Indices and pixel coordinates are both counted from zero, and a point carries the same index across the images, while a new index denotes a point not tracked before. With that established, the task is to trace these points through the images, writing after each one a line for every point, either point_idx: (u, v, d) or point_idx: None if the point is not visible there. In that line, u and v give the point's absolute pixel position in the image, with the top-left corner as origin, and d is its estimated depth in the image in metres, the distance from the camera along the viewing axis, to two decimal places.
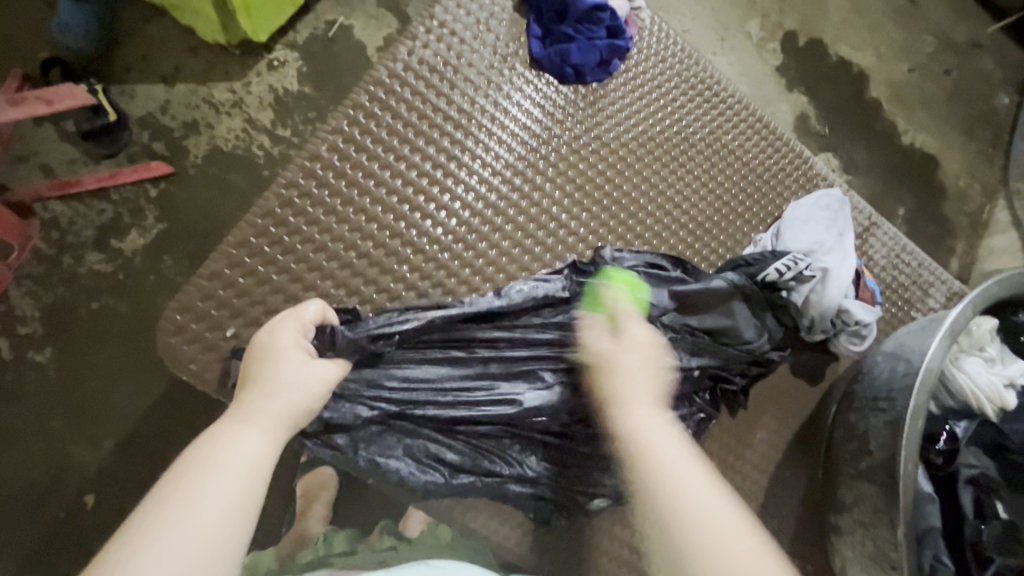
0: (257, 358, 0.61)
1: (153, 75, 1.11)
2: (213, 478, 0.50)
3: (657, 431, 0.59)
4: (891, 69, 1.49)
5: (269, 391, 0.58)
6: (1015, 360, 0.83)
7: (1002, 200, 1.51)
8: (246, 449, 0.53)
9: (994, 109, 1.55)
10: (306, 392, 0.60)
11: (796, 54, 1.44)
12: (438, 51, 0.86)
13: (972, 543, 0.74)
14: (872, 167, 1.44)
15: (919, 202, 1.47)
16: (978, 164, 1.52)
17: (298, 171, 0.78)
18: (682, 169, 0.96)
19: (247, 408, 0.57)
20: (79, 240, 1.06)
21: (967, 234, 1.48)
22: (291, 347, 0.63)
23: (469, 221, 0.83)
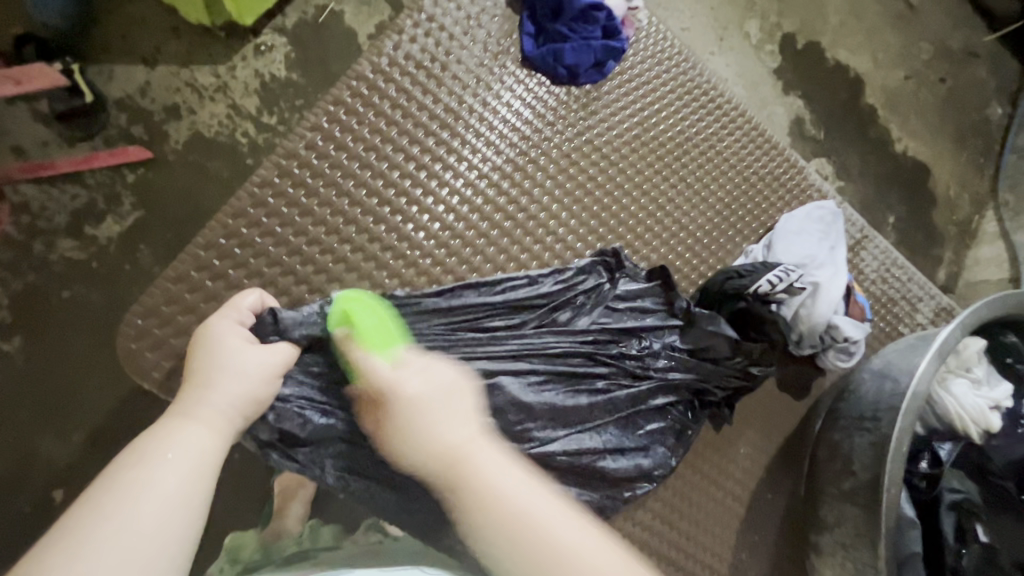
0: (198, 351, 0.60)
1: (132, 55, 1.06)
2: (161, 470, 0.49)
3: (490, 456, 0.55)
4: (887, 75, 1.48)
5: (217, 383, 0.58)
6: (1001, 381, 0.82)
7: (991, 211, 1.51)
8: (193, 443, 0.53)
9: (987, 119, 1.54)
10: (255, 381, 0.61)
11: (795, 57, 1.42)
12: (426, 46, 0.82)
13: (953, 569, 0.73)
14: (865, 175, 1.43)
15: (909, 210, 1.46)
16: (969, 174, 1.51)
17: (274, 169, 0.75)
18: (674, 176, 0.94)
19: (191, 401, 0.56)
20: (50, 225, 1.02)
21: (954, 244, 1.48)
22: (237, 339, 0.62)
23: (452, 226, 0.80)
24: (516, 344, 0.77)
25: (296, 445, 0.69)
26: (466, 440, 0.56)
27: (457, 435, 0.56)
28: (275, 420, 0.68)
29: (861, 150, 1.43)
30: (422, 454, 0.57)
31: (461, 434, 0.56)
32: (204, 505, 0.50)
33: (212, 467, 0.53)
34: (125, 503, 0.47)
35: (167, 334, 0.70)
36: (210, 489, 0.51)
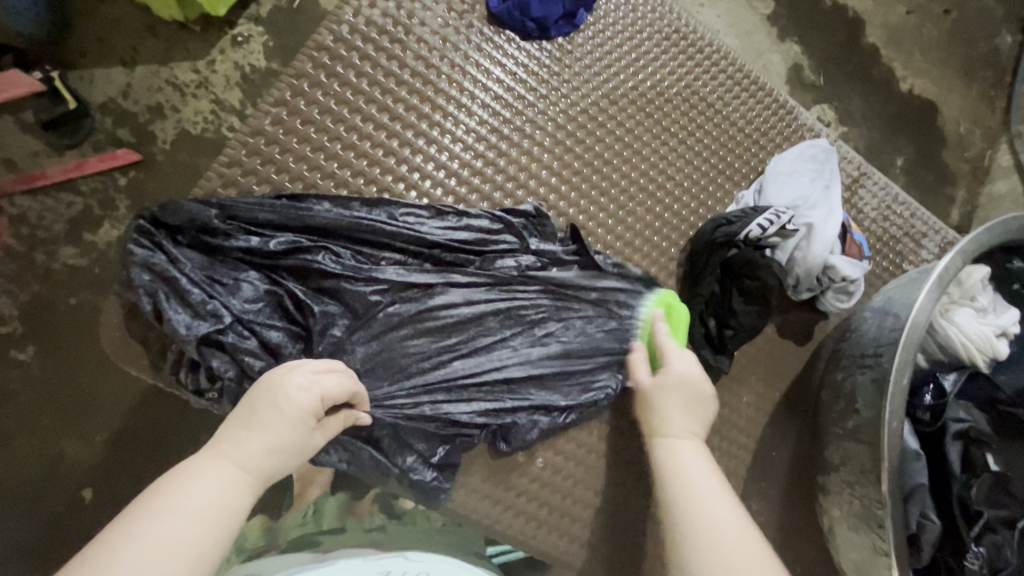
0: (251, 395, 0.58)
1: (110, 57, 1.05)
2: (162, 519, 0.48)
3: (691, 454, 0.68)
4: (888, 11, 1.41)
5: (277, 422, 0.56)
6: (1008, 308, 0.80)
7: (1004, 144, 1.45)
8: (200, 478, 0.52)
9: (996, 49, 1.47)
10: (316, 411, 0.59)
11: (789, 0, 1.36)
12: (387, 10, 0.80)
13: (960, 497, 0.71)
14: (869, 119, 1.39)
15: (917, 151, 1.41)
16: (980, 108, 1.45)
17: (243, 149, 0.74)
18: (657, 126, 0.91)
19: (229, 442, 0.55)
20: (49, 234, 1.02)
21: (967, 182, 1.43)
22: (296, 376, 0.60)
23: (429, 192, 0.79)
24: (444, 277, 0.76)
25: (216, 376, 0.67)
26: (673, 429, 0.70)
27: (675, 427, 0.70)
28: (187, 333, 0.66)
29: (862, 92, 1.39)
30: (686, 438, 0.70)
31: (669, 423, 0.71)
32: (222, 540, 0.50)
33: (215, 517, 0.50)
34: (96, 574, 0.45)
35: (132, 305, 0.69)
36: (227, 534, 0.50)
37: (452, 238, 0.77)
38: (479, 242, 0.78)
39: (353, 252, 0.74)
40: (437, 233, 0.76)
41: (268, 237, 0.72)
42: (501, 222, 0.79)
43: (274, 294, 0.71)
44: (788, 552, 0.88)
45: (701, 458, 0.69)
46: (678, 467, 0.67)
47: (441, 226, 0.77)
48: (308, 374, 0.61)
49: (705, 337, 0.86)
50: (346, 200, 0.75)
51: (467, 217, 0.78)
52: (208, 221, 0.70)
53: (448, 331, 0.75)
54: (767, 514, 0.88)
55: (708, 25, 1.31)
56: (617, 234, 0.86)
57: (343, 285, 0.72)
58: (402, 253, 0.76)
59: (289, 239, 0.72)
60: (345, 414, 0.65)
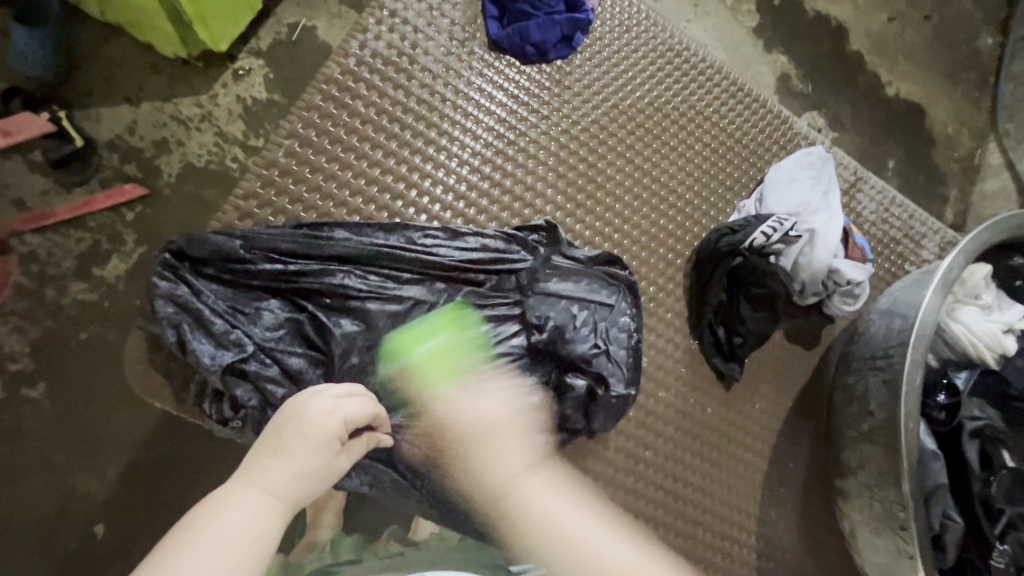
0: (274, 423, 0.59)
1: (117, 96, 1.08)
2: (194, 550, 0.49)
3: (536, 489, 0.70)
4: (870, 20, 1.45)
5: (304, 447, 0.57)
6: (1012, 304, 0.82)
7: (992, 143, 1.48)
8: (230, 508, 0.52)
9: (977, 51, 1.51)
10: (340, 435, 0.60)
11: (772, 12, 1.40)
12: (391, 42, 0.83)
13: (982, 495, 0.72)
14: (858, 124, 1.42)
15: (908, 153, 1.44)
16: (966, 108, 1.49)
17: (256, 181, 0.76)
18: (657, 141, 0.93)
19: (257, 469, 0.55)
20: (60, 271, 1.04)
21: (958, 181, 1.46)
22: (320, 401, 0.61)
23: (439, 215, 0.81)
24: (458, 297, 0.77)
25: (239, 405, 0.68)
26: (513, 471, 0.72)
27: (509, 468, 0.72)
28: (211, 364, 0.67)
29: (851, 99, 1.42)
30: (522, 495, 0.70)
31: (512, 464, 0.72)
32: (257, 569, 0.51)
33: (252, 545, 0.51)
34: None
35: (151, 337, 0.70)
36: (261, 563, 0.51)
37: (469, 260, 0.78)
38: (496, 262, 0.79)
39: (371, 276, 0.75)
40: (453, 256, 0.78)
41: (288, 263, 0.73)
42: (514, 240, 0.80)
43: (295, 320, 0.72)
44: (809, 558, 0.88)
45: (556, 489, 0.72)
46: (529, 505, 0.69)
47: (457, 249, 0.78)
48: (330, 400, 0.61)
49: (715, 346, 0.87)
50: (363, 226, 0.76)
51: (481, 237, 0.79)
52: (232, 251, 0.71)
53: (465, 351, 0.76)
54: (785, 520, 0.88)
55: (696, 40, 1.34)
56: (624, 248, 0.88)
57: (362, 310, 0.74)
58: (416, 275, 0.76)
59: (309, 263, 0.73)
60: (367, 437, 0.65)
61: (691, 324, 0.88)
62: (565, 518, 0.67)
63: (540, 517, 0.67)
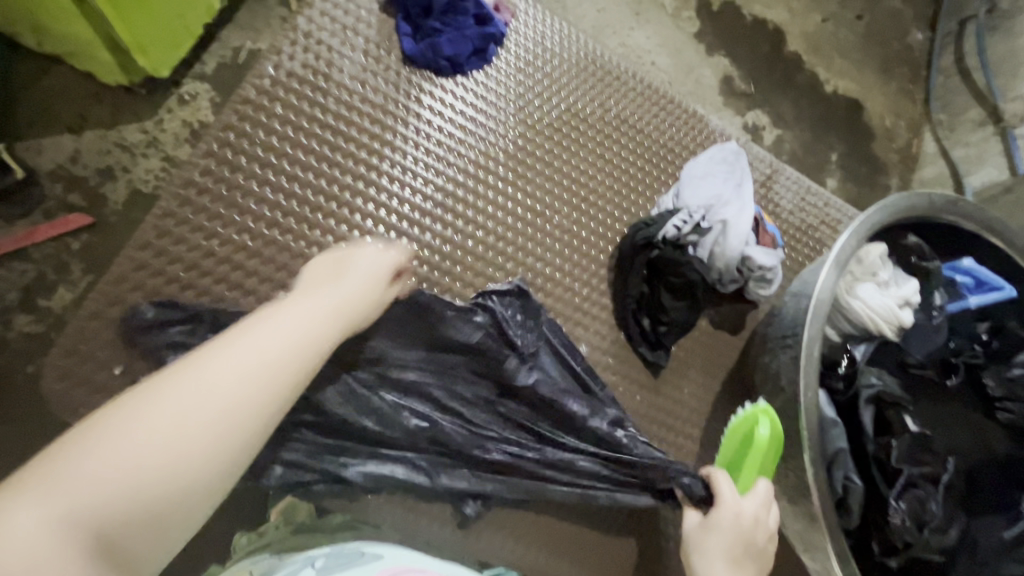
0: (332, 263, 0.69)
1: (58, 126, 1.09)
2: (253, 347, 0.52)
3: None
4: (804, 22, 1.54)
5: (348, 285, 0.66)
6: (908, 280, 0.87)
7: (928, 133, 1.57)
8: (276, 323, 0.56)
9: (909, 47, 1.60)
10: (388, 274, 0.70)
11: (712, 19, 1.47)
12: (307, 62, 0.86)
13: (878, 458, 0.77)
14: (799, 120, 1.50)
15: (849, 146, 1.53)
16: (902, 102, 1.58)
17: (174, 200, 0.78)
18: (576, 145, 0.98)
19: (308, 292, 0.63)
20: (3, 304, 1.03)
21: (899, 170, 1.56)
22: (365, 257, 0.70)
23: (359, 225, 0.83)
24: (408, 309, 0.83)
25: None
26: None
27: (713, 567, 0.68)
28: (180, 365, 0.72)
29: (791, 98, 1.49)
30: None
31: (711, 571, 0.68)
32: (276, 411, 0.51)
33: (280, 363, 0.52)
34: (227, 354, 0.51)
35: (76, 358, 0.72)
36: (276, 404, 0.51)
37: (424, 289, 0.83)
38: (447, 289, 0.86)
39: None
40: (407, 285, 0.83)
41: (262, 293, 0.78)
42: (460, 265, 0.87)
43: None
44: None
45: None
46: None
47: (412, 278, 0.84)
48: (374, 264, 0.70)
49: (641, 336, 0.91)
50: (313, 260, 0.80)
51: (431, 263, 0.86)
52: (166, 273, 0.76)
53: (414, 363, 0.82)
54: None
55: (640, 47, 1.41)
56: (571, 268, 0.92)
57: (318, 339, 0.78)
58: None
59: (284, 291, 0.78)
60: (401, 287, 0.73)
61: (617, 317, 0.92)
62: None
63: None
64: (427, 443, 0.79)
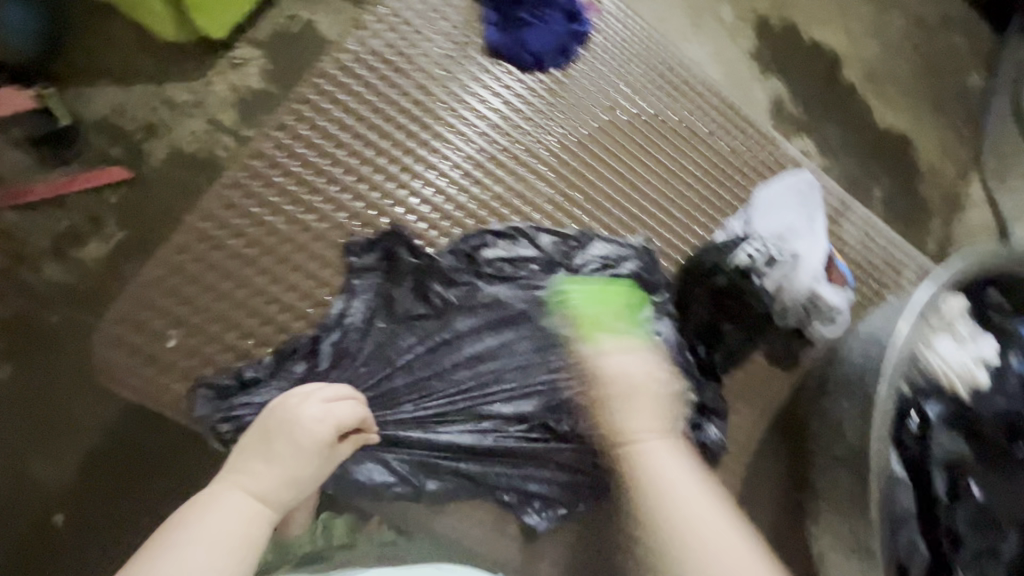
0: (286, 403, 0.63)
1: (109, 76, 1.06)
2: (190, 543, 0.53)
3: (662, 451, 0.67)
4: (862, 50, 1.47)
5: (293, 456, 0.60)
6: (985, 335, 0.82)
7: (976, 176, 1.48)
8: (228, 511, 0.56)
9: (965, 87, 1.51)
10: (330, 441, 0.62)
11: (773, 39, 1.42)
12: (389, 41, 0.83)
13: (946, 525, 0.75)
14: (846, 149, 1.43)
15: (892, 180, 1.44)
16: (948, 140, 1.49)
17: (242, 171, 0.75)
18: (648, 156, 0.94)
19: (247, 472, 0.58)
20: (35, 251, 1.01)
21: (942, 213, 1.46)
22: (310, 406, 0.62)
23: (424, 216, 0.80)
24: (513, 301, 0.78)
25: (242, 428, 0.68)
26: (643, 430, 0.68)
27: (635, 426, 0.69)
28: (225, 408, 0.69)
29: (840, 125, 1.43)
30: (634, 460, 0.67)
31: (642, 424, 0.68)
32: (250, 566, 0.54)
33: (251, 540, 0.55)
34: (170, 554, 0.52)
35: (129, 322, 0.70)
36: (250, 563, 0.54)
37: (505, 272, 0.80)
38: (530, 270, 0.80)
39: (410, 290, 0.77)
40: (493, 263, 0.80)
41: (344, 268, 0.76)
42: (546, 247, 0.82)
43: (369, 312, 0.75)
44: None
45: (674, 456, 0.67)
46: (654, 470, 0.65)
47: (501, 259, 0.80)
48: (634, 365, 0.72)
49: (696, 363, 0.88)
50: (398, 244, 0.78)
51: (518, 249, 0.81)
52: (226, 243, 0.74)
53: (508, 359, 0.76)
54: None
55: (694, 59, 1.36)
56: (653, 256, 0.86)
57: (398, 322, 0.75)
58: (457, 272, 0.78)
59: (381, 267, 0.77)
60: (355, 438, 0.67)
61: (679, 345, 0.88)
62: (689, 490, 0.63)
63: (655, 477, 0.64)
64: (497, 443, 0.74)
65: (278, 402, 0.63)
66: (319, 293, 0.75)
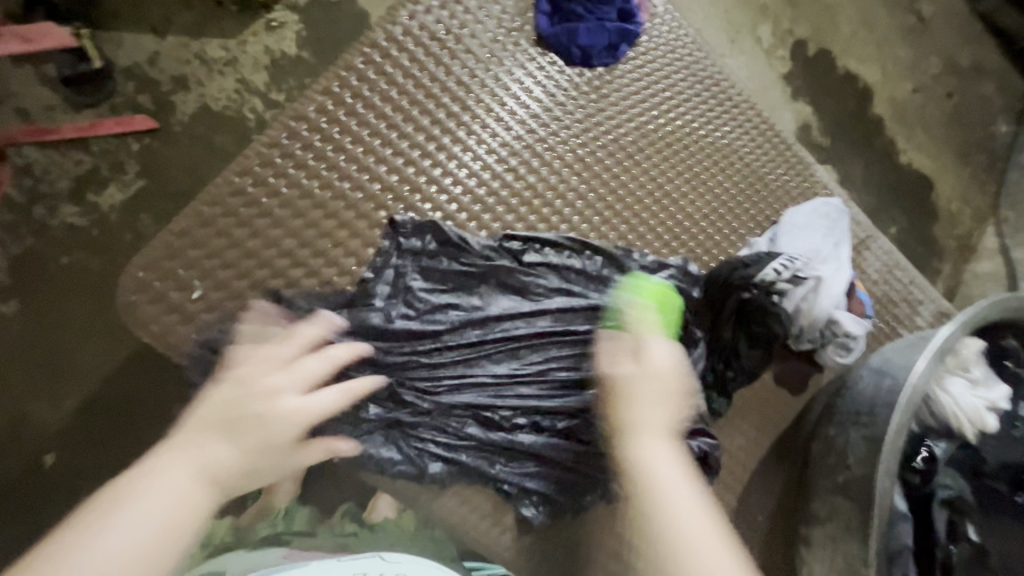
0: (238, 376, 0.60)
1: (143, 24, 1.05)
2: (118, 521, 0.48)
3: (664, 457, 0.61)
4: (895, 87, 1.46)
5: (249, 430, 0.56)
6: (998, 383, 0.82)
7: (991, 226, 1.49)
8: (167, 483, 0.51)
9: (992, 136, 1.52)
10: (291, 420, 0.59)
11: (807, 64, 1.41)
12: (441, 18, 0.82)
13: (943, 562, 0.74)
14: (868, 184, 1.42)
15: (910, 221, 1.45)
16: (972, 188, 1.49)
17: (282, 131, 0.74)
18: (683, 165, 0.93)
19: (196, 442, 0.54)
20: (52, 190, 1.00)
21: (954, 258, 1.46)
22: (274, 382, 0.60)
23: (456, 198, 0.80)
24: (534, 301, 0.79)
25: None
26: (644, 426, 0.63)
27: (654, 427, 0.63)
28: None
29: (864, 159, 1.42)
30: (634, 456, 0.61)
31: (645, 419, 0.63)
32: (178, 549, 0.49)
33: (185, 519, 0.50)
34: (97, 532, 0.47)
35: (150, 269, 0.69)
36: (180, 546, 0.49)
37: (532, 270, 0.80)
38: (556, 272, 0.81)
39: (436, 273, 0.77)
40: (520, 260, 0.80)
41: (371, 240, 0.76)
42: (576, 251, 0.82)
43: (396, 288, 0.75)
44: None
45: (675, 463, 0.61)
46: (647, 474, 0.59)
47: (530, 257, 0.81)
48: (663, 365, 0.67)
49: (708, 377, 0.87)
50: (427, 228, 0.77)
51: (548, 250, 0.81)
52: (255, 201, 0.73)
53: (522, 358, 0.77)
54: None
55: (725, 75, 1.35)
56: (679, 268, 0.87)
57: (422, 305, 0.76)
58: (483, 263, 0.78)
59: (410, 246, 0.76)
60: (325, 428, 0.65)
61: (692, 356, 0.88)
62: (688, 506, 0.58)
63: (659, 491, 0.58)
64: (506, 437, 0.75)
65: (243, 375, 0.60)
66: (345, 262, 0.75)
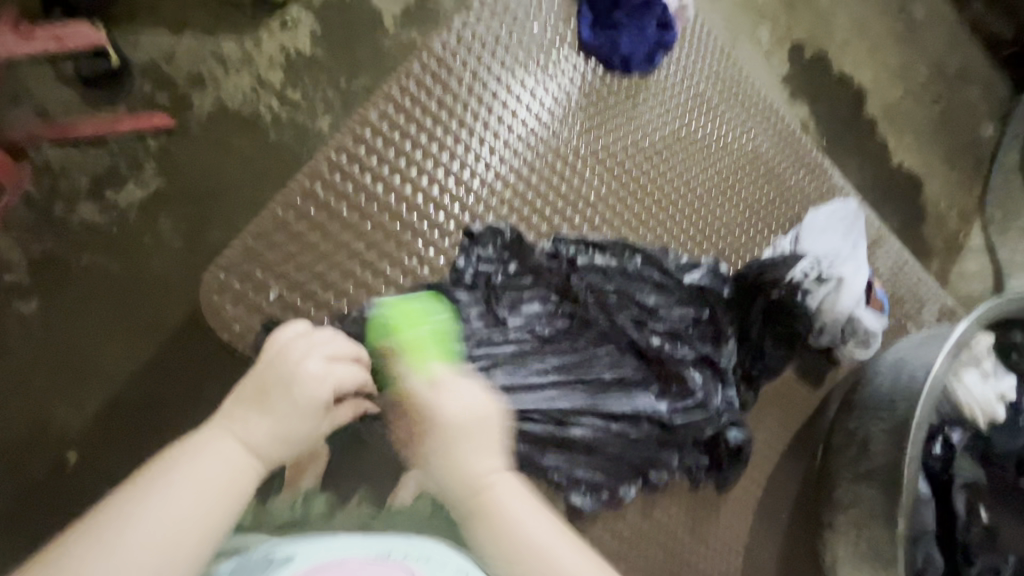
0: (274, 353, 0.60)
1: (161, 22, 1.05)
2: (165, 496, 0.50)
3: None
4: (888, 90, 1.52)
5: (288, 410, 0.58)
6: (1006, 374, 0.88)
7: (977, 226, 1.56)
8: (212, 459, 0.53)
9: (978, 139, 1.59)
10: (327, 402, 0.61)
11: (805, 67, 1.46)
12: (491, 28, 0.85)
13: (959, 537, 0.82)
14: (863, 184, 1.48)
15: (903, 220, 1.51)
16: (959, 189, 1.56)
17: (347, 136, 0.77)
18: (711, 168, 0.98)
19: (238, 418, 0.56)
20: (71, 188, 1.00)
21: (942, 257, 1.53)
22: (311, 362, 0.61)
23: (506, 200, 0.83)
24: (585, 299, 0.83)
25: None
26: None
27: None
28: None
29: (859, 160, 1.48)
30: None
31: None
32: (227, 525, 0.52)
33: (229, 497, 0.52)
34: (147, 504, 0.49)
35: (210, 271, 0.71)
36: (227, 523, 0.52)
37: (584, 269, 0.84)
38: (606, 272, 0.85)
39: (496, 271, 0.81)
40: (573, 259, 0.84)
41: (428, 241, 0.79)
42: (623, 251, 0.87)
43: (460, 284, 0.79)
44: None
45: None
46: None
47: (582, 256, 0.85)
48: None
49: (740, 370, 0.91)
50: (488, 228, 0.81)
51: (598, 251, 0.86)
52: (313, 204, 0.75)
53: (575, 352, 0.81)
54: (769, 547, 0.93)
55: None
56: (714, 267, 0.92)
57: (483, 300, 0.79)
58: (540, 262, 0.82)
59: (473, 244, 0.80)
60: (353, 402, 0.68)
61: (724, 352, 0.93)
62: None
63: None
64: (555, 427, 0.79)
65: (277, 356, 0.60)
66: (409, 263, 0.78)
